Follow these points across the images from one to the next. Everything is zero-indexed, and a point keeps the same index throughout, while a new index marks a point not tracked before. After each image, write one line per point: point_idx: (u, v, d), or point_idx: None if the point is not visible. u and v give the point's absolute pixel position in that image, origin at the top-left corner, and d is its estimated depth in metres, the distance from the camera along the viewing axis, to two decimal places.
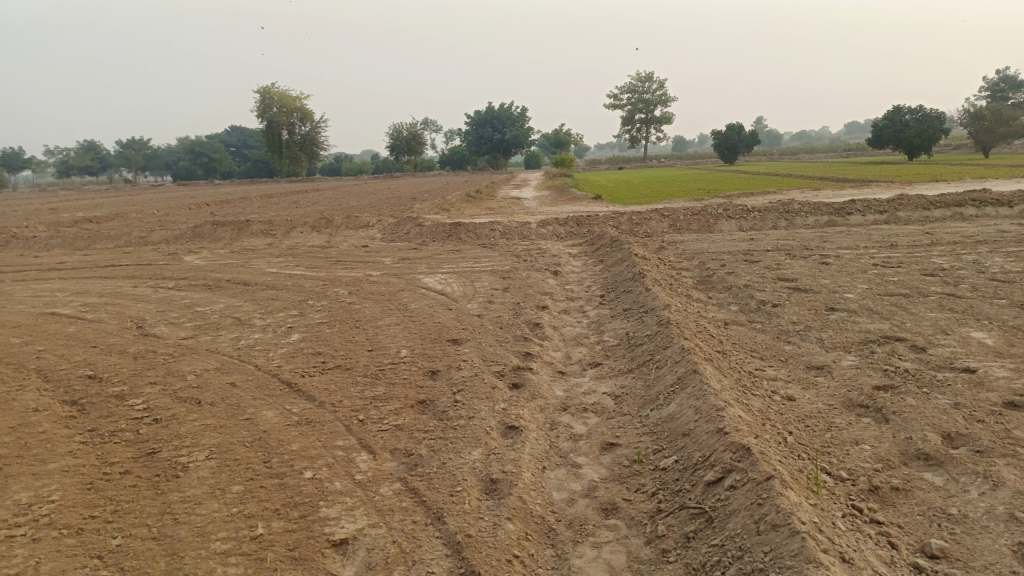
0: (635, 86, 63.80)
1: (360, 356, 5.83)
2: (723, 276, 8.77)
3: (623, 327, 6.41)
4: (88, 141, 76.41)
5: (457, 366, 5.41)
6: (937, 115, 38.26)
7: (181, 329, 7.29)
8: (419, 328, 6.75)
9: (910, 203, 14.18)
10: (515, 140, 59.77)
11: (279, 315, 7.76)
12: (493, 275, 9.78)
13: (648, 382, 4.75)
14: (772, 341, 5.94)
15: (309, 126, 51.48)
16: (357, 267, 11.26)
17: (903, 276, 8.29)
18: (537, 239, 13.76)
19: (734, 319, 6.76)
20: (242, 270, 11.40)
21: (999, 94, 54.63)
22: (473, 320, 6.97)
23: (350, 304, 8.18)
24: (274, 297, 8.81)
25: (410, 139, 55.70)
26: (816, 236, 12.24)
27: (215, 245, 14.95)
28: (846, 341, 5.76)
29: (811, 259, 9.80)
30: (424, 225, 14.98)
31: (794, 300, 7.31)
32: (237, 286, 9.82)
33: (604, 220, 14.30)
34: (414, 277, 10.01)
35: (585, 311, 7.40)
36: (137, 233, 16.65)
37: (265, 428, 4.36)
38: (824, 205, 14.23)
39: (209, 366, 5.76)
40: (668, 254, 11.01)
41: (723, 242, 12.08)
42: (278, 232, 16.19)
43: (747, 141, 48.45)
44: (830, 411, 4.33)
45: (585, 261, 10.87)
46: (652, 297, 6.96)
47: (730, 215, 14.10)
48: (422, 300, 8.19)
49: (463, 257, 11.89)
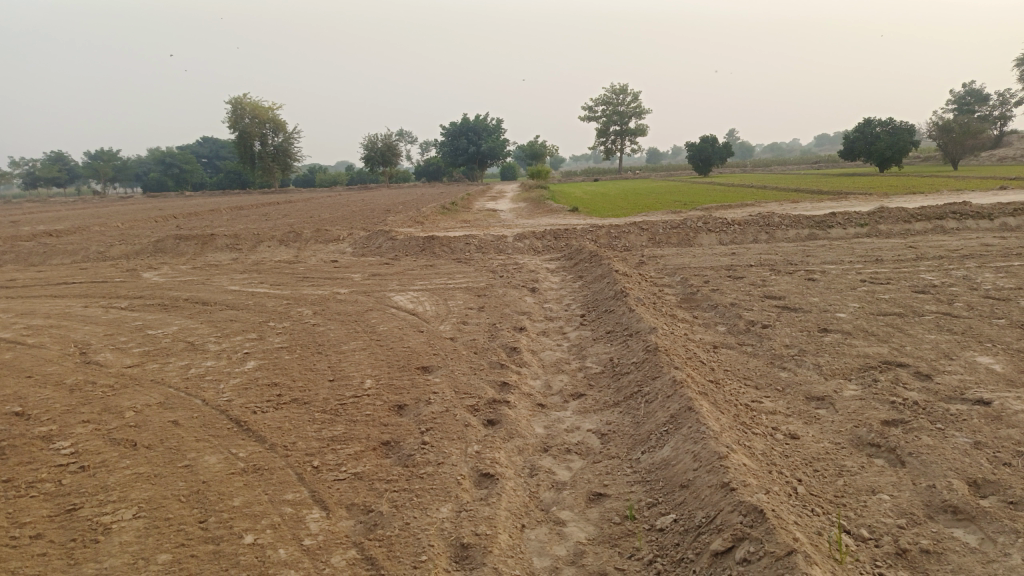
0: (610, 98, 63.78)
1: (321, 388, 5.32)
2: (708, 294, 8.38)
3: (606, 352, 5.97)
4: (55, 152, 74.84)
5: (426, 399, 4.91)
6: (908, 127, 38.56)
7: (127, 356, 6.70)
8: (387, 354, 6.24)
9: (891, 216, 13.97)
10: (491, 152, 59.52)
11: (235, 339, 7.19)
12: (468, 293, 9.31)
13: (637, 418, 4.30)
14: (766, 367, 5.53)
15: (282, 136, 50.65)
16: (325, 284, 10.72)
17: (893, 293, 7.96)
18: (513, 254, 13.31)
19: (723, 342, 6.35)
20: (202, 288, 10.77)
21: (966, 107, 55.55)
22: (445, 344, 6.48)
23: (314, 327, 7.64)
24: (233, 319, 8.24)
25: (385, 151, 55.12)
26: (798, 250, 11.94)
27: (176, 261, 14.29)
28: (845, 368, 5.37)
29: (796, 275, 9.46)
30: (397, 238, 14.47)
31: (784, 321, 6.93)
32: (195, 306, 9.23)
33: (582, 234, 13.90)
34: (384, 295, 9.48)
35: (565, 333, 6.96)
36: (95, 248, 15.88)
37: (205, 479, 3.82)
38: (804, 218, 13.98)
39: (151, 401, 5.18)
40: (649, 269, 10.63)
41: (704, 257, 11.74)
42: (244, 246, 15.56)
43: (722, 153, 48.57)
44: (839, 452, 3.92)
45: (564, 277, 10.45)
46: (636, 318, 6.53)
47: (710, 228, 13.78)
48: (391, 321, 7.69)
49: (436, 272, 11.40)
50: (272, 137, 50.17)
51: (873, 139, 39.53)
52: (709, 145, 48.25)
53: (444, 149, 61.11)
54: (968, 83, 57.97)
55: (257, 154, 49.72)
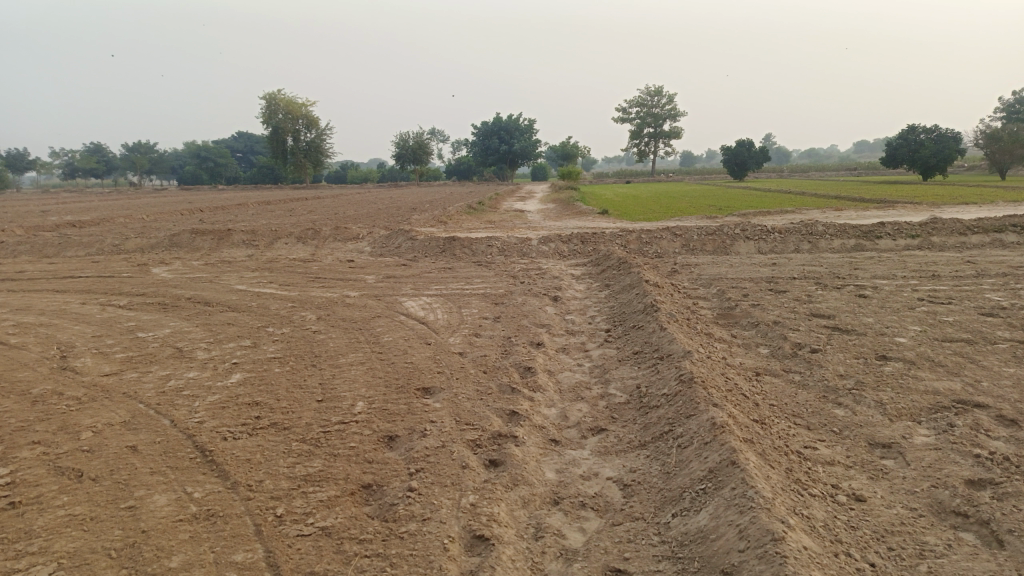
0: (644, 99, 62.71)
1: (305, 410, 4.68)
2: (748, 309, 7.62)
3: (632, 377, 5.25)
4: (95, 145, 75.97)
5: (421, 429, 4.25)
6: (954, 134, 37.02)
7: (106, 363, 6.14)
8: (387, 369, 5.59)
9: (945, 228, 13.01)
10: (523, 152, 58.90)
11: (227, 346, 6.60)
12: (485, 300, 8.65)
13: (668, 467, 3.59)
14: (818, 403, 4.77)
15: (315, 132, 50.46)
16: (335, 285, 10.14)
17: (958, 315, 7.12)
18: (537, 257, 12.63)
19: (766, 368, 5.59)
20: (209, 286, 10.25)
21: (1015, 115, 53.61)
22: (451, 360, 5.82)
23: (313, 334, 7.03)
24: (230, 322, 7.67)
25: (416, 148, 54.81)
26: (844, 262, 11.08)
27: (190, 256, 13.85)
28: (912, 407, 4.59)
29: (845, 291, 8.63)
30: (417, 238, 13.86)
31: (836, 345, 6.14)
32: (196, 306, 8.71)
33: (611, 239, 13.17)
34: (396, 300, 8.86)
35: (587, 351, 6.26)
36: (111, 241, 15.52)
37: (145, 528, 3.19)
38: (850, 227, 13.06)
39: (114, 420, 4.59)
40: (682, 279, 9.88)
41: (742, 267, 10.93)
42: (260, 243, 15.09)
43: (757, 157, 47.31)
44: (918, 521, 3.16)
45: (589, 286, 9.73)
46: (667, 338, 5.80)
47: (748, 236, 12.95)
48: (397, 330, 7.06)
49: (455, 276, 10.76)
50: (305, 133, 50.08)
51: (916, 146, 38.06)
52: (745, 150, 47.19)
53: (475, 148, 60.53)
54: (1017, 91, 55.95)
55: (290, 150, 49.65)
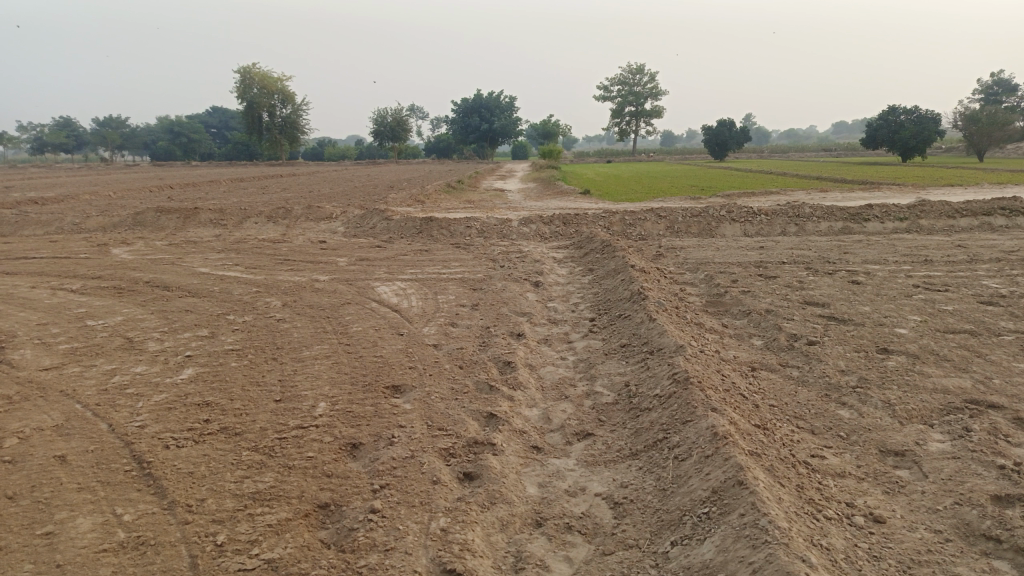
0: (626, 78, 62.08)
1: (261, 413, 4.24)
2: (738, 297, 7.25)
3: (620, 373, 4.85)
4: (65, 119, 73.92)
5: (388, 436, 3.81)
6: (933, 116, 37.05)
7: (47, 355, 5.61)
8: (353, 363, 5.14)
9: (933, 210, 12.75)
10: (504, 131, 58.16)
11: (182, 337, 6.09)
12: (462, 285, 8.21)
13: (664, 483, 3.20)
14: (820, 403, 4.41)
15: (292, 107, 49.16)
16: (306, 268, 9.63)
17: (957, 303, 6.82)
18: (517, 239, 12.20)
19: (762, 363, 5.23)
20: (170, 269, 9.68)
21: (993, 98, 53.83)
22: (425, 353, 5.38)
23: (277, 323, 6.55)
24: (188, 309, 7.15)
25: (394, 125, 53.81)
26: (833, 246, 10.77)
27: (154, 236, 13.22)
28: (923, 408, 4.24)
29: (837, 276, 8.31)
30: (392, 218, 13.33)
31: (834, 336, 5.78)
32: (154, 291, 8.16)
33: (594, 220, 12.76)
34: (368, 285, 8.38)
35: (571, 343, 5.85)
36: (71, 219, 14.81)
37: (61, 562, 2.74)
38: (837, 210, 12.76)
39: (45, 424, 4.10)
40: (668, 263, 9.51)
41: (729, 250, 10.58)
42: (229, 222, 14.48)
43: (739, 138, 47.08)
44: (946, 547, 2.80)
45: (571, 270, 9.32)
46: (657, 330, 5.41)
47: (734, 218, 12.61)
48: (368, 319, 6.60)
49: (431, 259, 10.29)
50: (280, 109, 48.93)
51: (897, 127, 37.98)
52: (727, 129, 46.96)
53: (454, 126, 59.66)
54: (995, 74, 56.16)
55: (265, 126, 48.49)
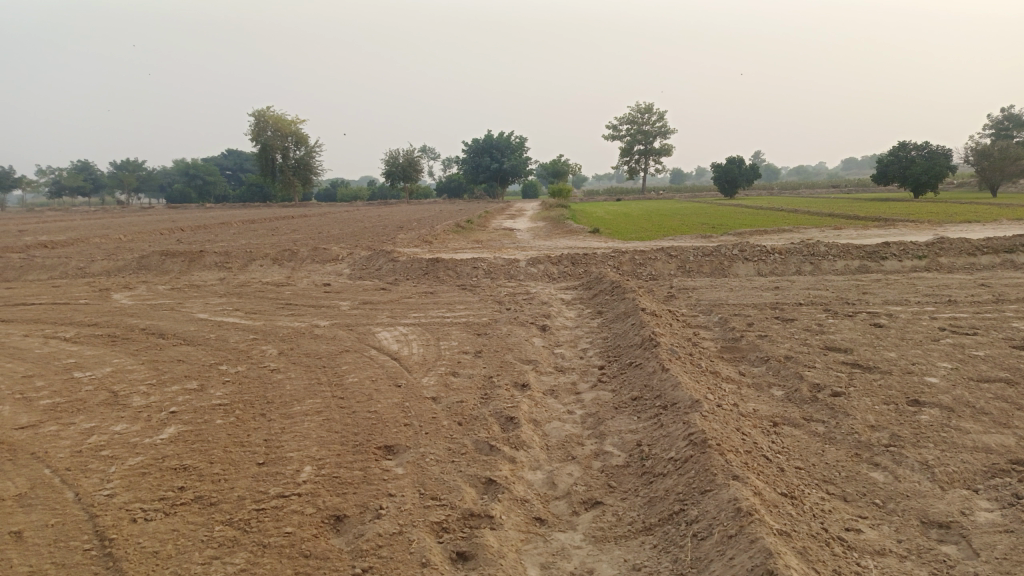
0: (634, 117, 62.48)
1: (240, 480, 3.91)
2: (755, 342, 6.90)
3: (631, 431, 4.49)
4: (82, 163, 75.15)
5: (376, 507, 3.47)
6: (945, 151, 36.82)
7: (25, 412, 5.31)
8: (345, 420, 4.81)
9: (953, 247, 12.39)
10: (514, 170, 58.42)
11: (168, 390, 5.79)
12: (466, 331, 7.89)
13: (682, 568, 2.83)
14: (851, 465, 4.02)
15: (304, 149, 49.85)
16: (306, 313, 9.36)
17: (989, 348, 6.43)
18: (525, 280, 11.92)
19: (785, 417, 4.86)
20: (168, 315, 9.44)
21: (1004, 133, 53.66)
22: (422, 408, 5.04)
23: (270, 374, 6.24)
24: (180, 359, 6.85)
25: (405, 166, 54.15)
26: (851, 285, 10.41)
27: (157, 280, 13.04)
28: (967, 470, 3.85)
29: (858, 318, 7.94)
30: (398, 260, 13.11)
31: (860, 387, 5.40)
32: (148, 339, 7.90)
33: (603, 260, 12.47)
34: (369, 330, 8.09)
35: (579, 395, 5.49)
36: (76, 263, 14.69)
37: None
38: (853, 247, 12.41)
39: (7, 494, 3.79)
40: (680, 305, 9.18)
41: (743, 290, 10.24)
42: (234, 265, 14.30)
43: (749, 175, 47.02)
44: None
45: (580, 313, 8.99)
46: (670, 381, 5.05)
47: (747, 257, 12.28)
48: (365, 369, 6.28)
49: (436, 302, 10.02)
50: (293, 151, 49.38)
51: (908, 163, 37.72)
52: (735, 167, 46.78)
53: (465, 166, 60.05)
54: (1005, 109, 56.08)
55: (278, 167, 48.91)
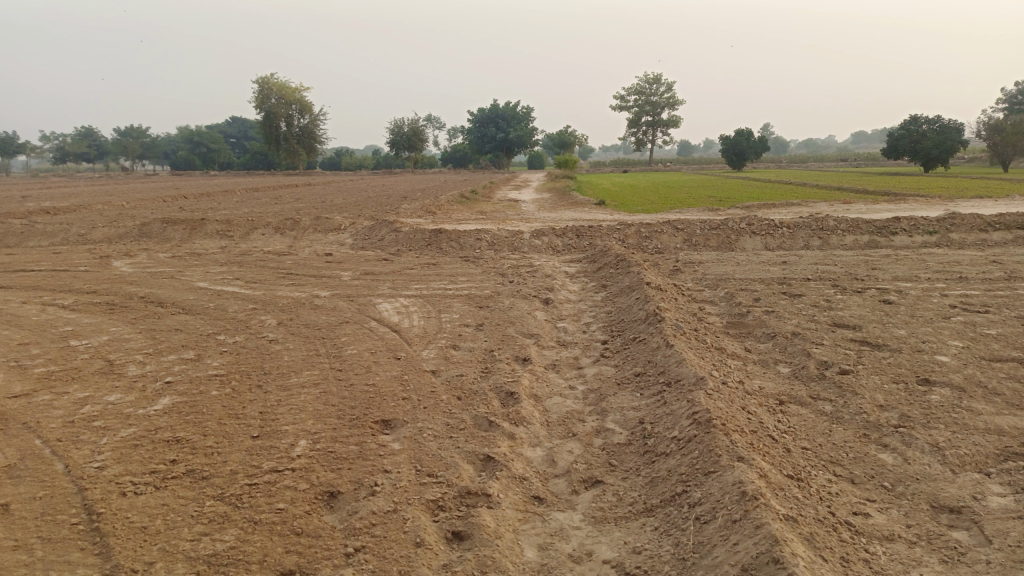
0: (642, 88, 61.67)
1: (233, 453, 3.83)
2: (762, 318, 6.77)
3: (634, 408, 4.39)
4: (86, 129, 74.77)
5: (371, 484, 3.39)
6: (957, 125, 36.27)
7: (19, 381, 5.22)
8: (342, 393, 4.71)
9: (964, 223, 12.18)
10: (520, 141, 57.87)
11: (164, 360, 5.70)
12: (468, 303, 7.78)
13: (683, 552, 2.74)
14: (859, 446, 3.92)
15: (309, 118, 49.39)
16: (307, 283, 9.26)
17: (1001, 327, 6.29)
18: (528, 252, 11.78)
19: (792, 396, 4.74)
20: (168, 283, 9.34)
21: (1018, 107, 52.82)
22: (421, 382, 4.94)
23: (268, 345, 6.15)
24: (178, 329, 6.76)
25: (411, 135, 53.66)
26: (860, 261, 10.25)
27: (157, 247, 12.93)
28: (979, 454, 3.74)
29: (867, 295, 7.80)
30: (401, 230, 12.97)
31: (869, 365, 5.28)
32: (146, 307, 7.80)
33: (608, 232, 12.31)
34: (370, 302, 7.98)
35: (581, 370, 5.39)
36: (77, 230, 14.58)
37: None
38: (863, 222, 12.22)
39: None
40: (686, 279, 9.05)
41: (750, 265, 10.09)
42: (235, 233, 14.17)
43: (757, 147, 46.46)
44: None
45: (584, 286, 8.87)
46: (674, 358, 4.94)
47: (754, 231, 12.10)
48: (364, 340, 6.18)
49: (438, 273, 9.90)
50: (298, 119, 48.93)
51: (919, 136, 37.17)
52: (745, 138, 46.27)
53: (470, 136, 59.51)
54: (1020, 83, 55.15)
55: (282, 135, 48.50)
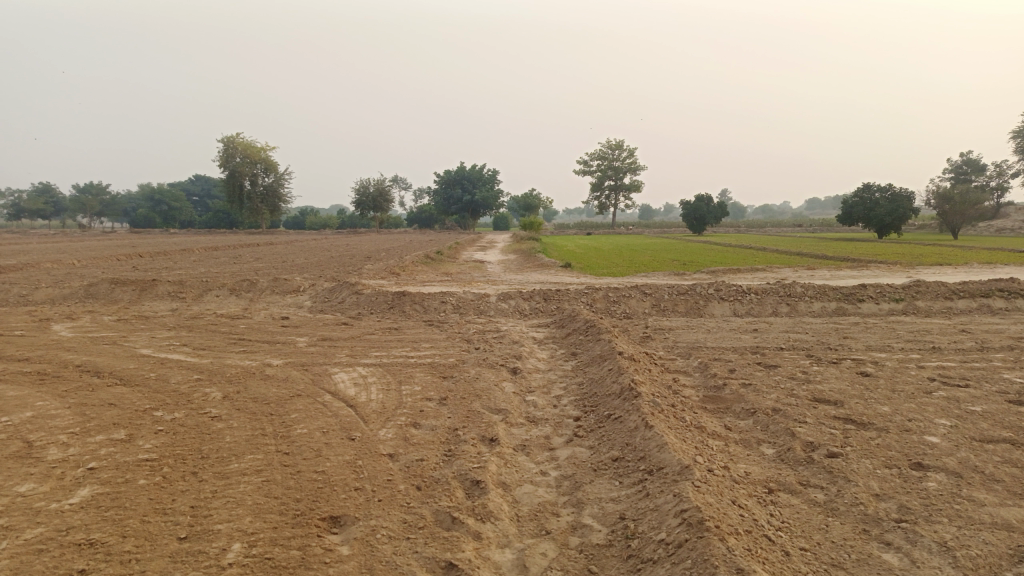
0: (604, 153, 62.88)
1: (154, 561, 3.29)
2: (740, 391, 6.46)
3: (613, 500, 3.98)
4: (44, 185, 73.36)
5: None
6: (908, 194, 37.42)
7: None
8: (287, 483, 4.21)
9: (929, 291, 12.22)
10: (485, 203, 58.24)
11: (90, 441, 5.12)
12: (431, 373, 7.34)
13: None
14: (860, 544, 3.56)
15: (274, 177, 49.10)
16: (261, 350, 8.73)
17: (984, 402, 6.08)
18: (494, 316, 11.44)
19: (782, 482, 4.38)
20: (109, 350, 8.73)
21: (963, 177, 55.02)
22: (377, 468, 4.47)
23: (210, 422, 5.61)
24: (112, 403, 6.17)
25: (376, 195, 53.61)
26: (831, 329, 10.12)
27: (104, 309, 12.27)
28: (993, 555, 3.40)
29: (843, 366, 7.58)
30: (363, 292, 12.55)
31: (858, 447, 4.97)
32: (81, 377, 7.19)
33: (576, 297, 12.06)
34: (327, 371, 7.49)
35: (552, 452, 4.97)
36: (18, 289, 13.82)
37: None
38: (830, 289, 12.17)
39: None
40: (657, 347, 8.77)
41: (721, 332, 9.88)
42: (189, 295, 13.59)
43: (717, 212, 47.37)
44: None
45: (552, 354, 8.50)
46: (654, 442, 4.56)
47: (722, 296, 11.96)
48: (317, 417, 5.69)
49: (400, 339, 9.47)
50: (263, 178, 48.62)
51: (872, 204, 38.12)
52: (705, 204, 47.12)
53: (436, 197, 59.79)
54: (964, 154, 57.40)
55: (246, 194, 48.06)
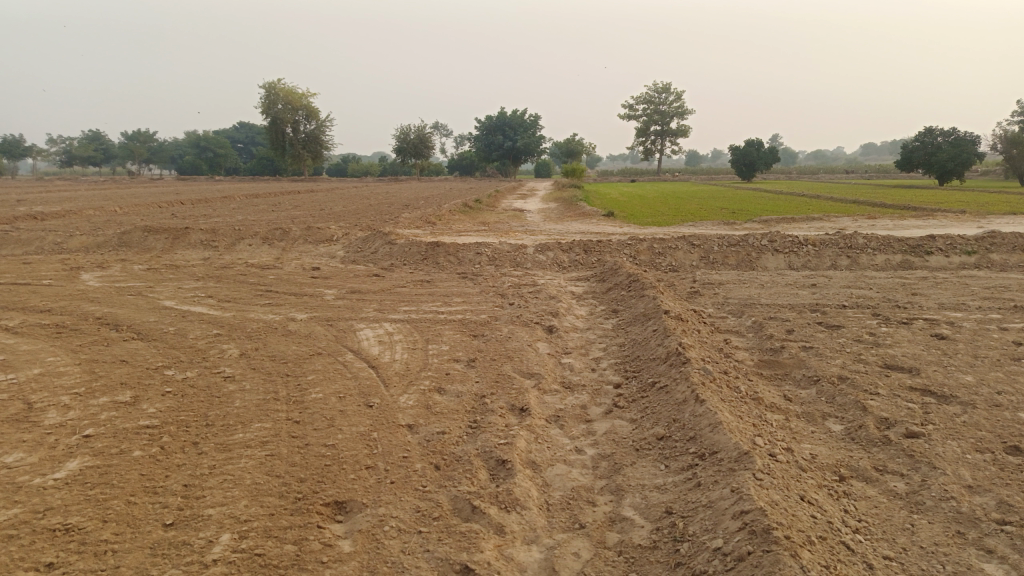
0: (650, 97, 60.73)
1: (131, 555, 2.89)
2: (801, 356, 5.81)
3: (659, 491, 3.45)
4: (94, 133, 74.73)
5: None
6: (974, 138, 35.16)
7: None
8: (293, 460, 3.77)
9: (1005, 242, 11.19)
10: (527, 149, 57.11)
11: (92, 403, 4.78)
12: (460, 331, 6.85)
13: None
14: (958, 551, 2.98)
15: (315, 123, 48.56)
16: (286, 303, 8.35)
17: None
18: (531, 267, 10.88)
19: (855, 468, 3.79)
20: (133, 301, 8.45)
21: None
22: (393, 442, 4.01)
23: (220, 384, 5.22)
24: (123, 361, 5.83)
25: (416, 142, 52.85)
26: (898, 285, 9.29)
27: (135, 258, 12.07)
28: None
29: (915, 328, 6.84)
30: (396, 242, 12.07)
31: (941, 425, 4.32)
32: (98, 332, 6.89)
33: (618, 248, 11.39)
34: (352, 327, 7.05)
35: (590, 425, 4.45)
36: (54, 237, 13.72)
37: None
38: (895, 240, 11.24)
39: None
40: (706, 304, 8.11)
41: (775, 287, 9.15)
42: (220, 244, 13.30)
43: (767, 158, 45.47)
44: None
45: (592, 311, 7.93)
46: (706, 419, 4.00)
47: (777, 249, 11.15)
48: (334, 380, 5.25)
49: (432, 292, 8.99)
50: (304, 124, 48.21)
51: (933, 149, 36.02)
52: (754, 149, 45.25)
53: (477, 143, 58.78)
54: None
55: (288, 141, 47.93)
